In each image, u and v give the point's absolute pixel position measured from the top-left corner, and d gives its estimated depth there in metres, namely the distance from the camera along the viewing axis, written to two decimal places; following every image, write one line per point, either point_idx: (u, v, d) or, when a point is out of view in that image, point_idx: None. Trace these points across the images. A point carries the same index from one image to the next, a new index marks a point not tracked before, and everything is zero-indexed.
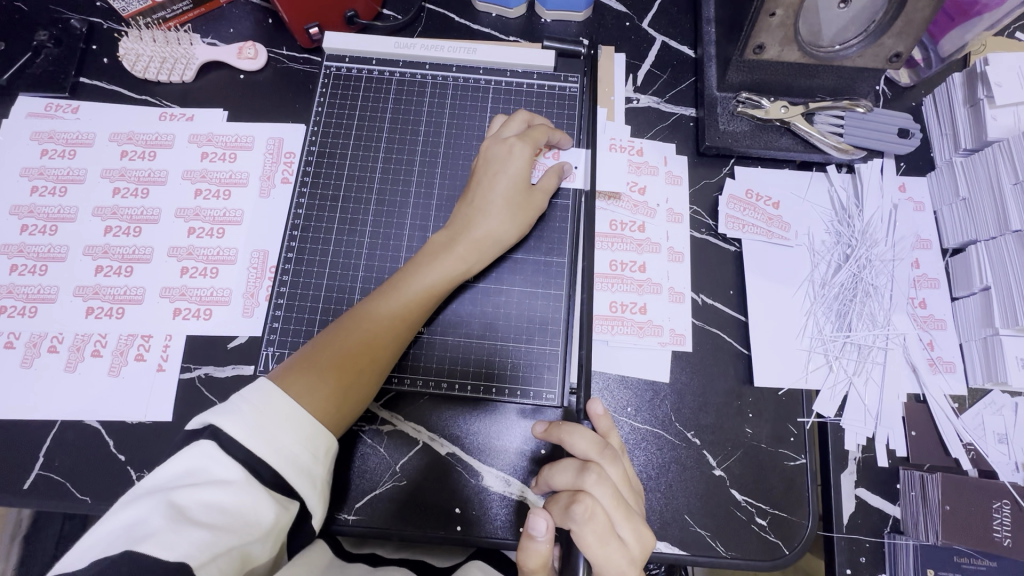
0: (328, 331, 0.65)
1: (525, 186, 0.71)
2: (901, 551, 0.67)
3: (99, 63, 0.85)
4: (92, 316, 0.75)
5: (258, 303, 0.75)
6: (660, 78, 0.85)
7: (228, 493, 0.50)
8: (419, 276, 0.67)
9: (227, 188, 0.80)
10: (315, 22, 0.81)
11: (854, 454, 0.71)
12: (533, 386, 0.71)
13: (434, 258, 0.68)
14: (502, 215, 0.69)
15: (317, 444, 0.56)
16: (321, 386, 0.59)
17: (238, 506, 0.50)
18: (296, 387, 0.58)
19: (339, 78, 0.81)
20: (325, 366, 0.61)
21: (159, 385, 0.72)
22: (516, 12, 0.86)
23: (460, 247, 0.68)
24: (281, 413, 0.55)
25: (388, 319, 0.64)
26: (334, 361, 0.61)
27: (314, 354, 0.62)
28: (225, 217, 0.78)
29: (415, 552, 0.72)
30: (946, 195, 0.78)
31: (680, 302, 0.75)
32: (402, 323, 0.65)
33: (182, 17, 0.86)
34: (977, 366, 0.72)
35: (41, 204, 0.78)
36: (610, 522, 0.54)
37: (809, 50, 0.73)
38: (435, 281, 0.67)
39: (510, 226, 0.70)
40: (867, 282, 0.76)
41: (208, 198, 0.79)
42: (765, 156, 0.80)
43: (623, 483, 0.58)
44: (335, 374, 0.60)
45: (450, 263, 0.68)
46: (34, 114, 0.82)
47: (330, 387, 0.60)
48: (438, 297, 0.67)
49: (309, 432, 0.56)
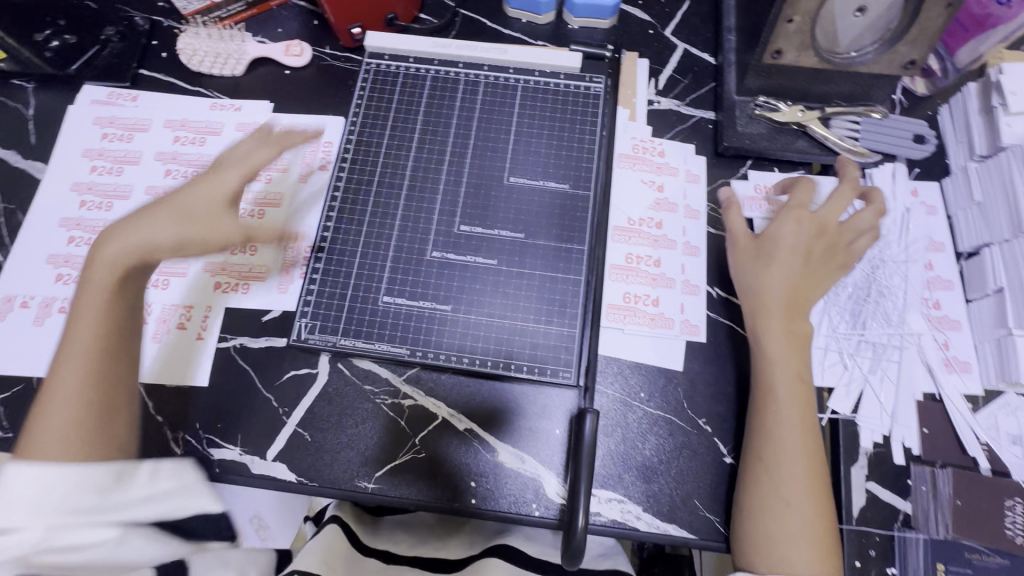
0: (42, 396, 0.64)
1: (223, 163, 0.70)
2: (910, 545, 0.68)
3: (158, 57, 0.92)
4: None
5: (293, 280, 0.79)
6: (682, 83, 0.89)
7: (40, 539, 0.51)
8: (91, 309, 0.65)
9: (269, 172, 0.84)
10: (358, 22, 0.87)
11: (867, 449, 0.72)
12: (551, 365, 0.73)
13: (100, 305, 0.65)
14: (179, 217, 0.66)
15: (103, 477, 0.56)
16: (60, 446, 0.59)
17: (77, 537, 0.52)
18: (43, 458, 0.58)
19: (378, 74, 0.86)
20: (58, 421, 0.61)
21: (199, 353, 0.76)
22: (545, 18, 0.92)
23: (139, 263, 0.66)
24: (37, 488, 0.54)
25: (77, 361, 0.64)
26: (61, 415, 0.62)
27: (50, 416, 0.62)
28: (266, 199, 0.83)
29: (425, 551, 0.79)
30: (960, 199, 0.80)
31: (693, 294, 0.78)
32: (106, 340, 0.65)
33: (236, 17, 0.93)
34: (991, 367, 0.73)
35: (99, 182, 0.85)
36: (773, 261, 0.73)
37: (826, 57, 0.77)
38: (105, 313, 0.65)
39: (187, 215, 0.66)
40: (881, 282, 0.78)
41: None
42: (783, 158, 0.83)
43: (813, 276, 0.73)
44: (74, 427, 0.61)
45: (102, 297, 0.65)
46: (97, 101, 0.89)
47: (70, 437, 0.61)
48: (123, 316, 0.66)
49: (93, 475, 0.56)
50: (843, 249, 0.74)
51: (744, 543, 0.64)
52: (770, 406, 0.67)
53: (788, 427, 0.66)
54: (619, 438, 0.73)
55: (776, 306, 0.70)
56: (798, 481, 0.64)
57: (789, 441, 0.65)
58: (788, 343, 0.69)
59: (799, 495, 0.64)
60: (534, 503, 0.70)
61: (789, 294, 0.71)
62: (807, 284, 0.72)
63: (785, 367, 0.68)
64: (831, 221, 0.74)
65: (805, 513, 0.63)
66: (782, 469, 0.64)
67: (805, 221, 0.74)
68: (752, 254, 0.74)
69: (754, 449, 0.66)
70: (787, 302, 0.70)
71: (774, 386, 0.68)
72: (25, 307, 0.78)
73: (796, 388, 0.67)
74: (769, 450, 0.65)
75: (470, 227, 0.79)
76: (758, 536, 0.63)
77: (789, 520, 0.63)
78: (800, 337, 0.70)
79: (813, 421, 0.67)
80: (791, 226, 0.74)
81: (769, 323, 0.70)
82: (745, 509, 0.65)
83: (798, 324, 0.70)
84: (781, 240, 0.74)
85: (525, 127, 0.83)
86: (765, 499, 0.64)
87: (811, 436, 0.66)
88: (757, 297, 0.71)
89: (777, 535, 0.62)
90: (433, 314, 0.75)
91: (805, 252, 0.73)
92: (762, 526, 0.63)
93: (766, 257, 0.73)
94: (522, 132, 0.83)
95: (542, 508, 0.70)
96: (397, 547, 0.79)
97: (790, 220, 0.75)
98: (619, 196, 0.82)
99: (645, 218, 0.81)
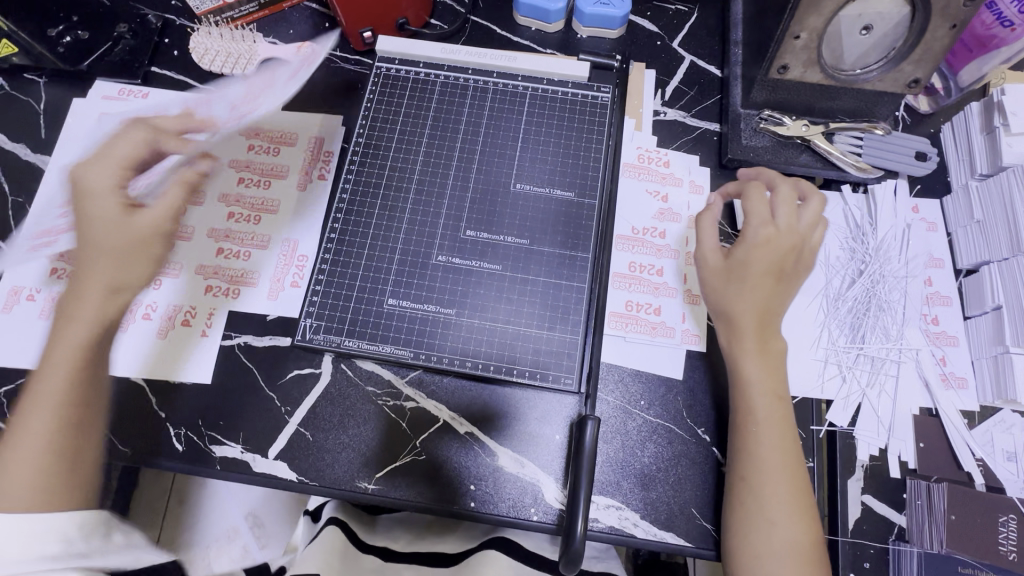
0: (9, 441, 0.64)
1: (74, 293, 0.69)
2: (904, 558, 0.68)
3: (169, 55, 0.93)
4: None
5: (282, 288, 0.80)
6: (688, 94, 0.90)
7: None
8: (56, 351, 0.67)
9: (264, 177, 0.84)
10: (369, 26, 0.88)
11: (863, 462, 0.73)
12: (552, 372, 0.74)
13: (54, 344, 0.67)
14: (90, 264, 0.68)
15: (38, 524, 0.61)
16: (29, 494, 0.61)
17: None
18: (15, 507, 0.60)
19: (388, 78, 0.87)
20: (36, 470, 0.62)
21: (201, 350, 0.77)
22: (555, 26, 0.93)
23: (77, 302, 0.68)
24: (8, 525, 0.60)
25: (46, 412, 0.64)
26: (47, 466, 0.63)
27: (34, 462, 0.62)
28: (262, 207, 0.83)
29: (424, 545, 0.80)
30: (961, 217, 0.81)
31: (695, 304, 0.78)
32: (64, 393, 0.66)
33: (248, 18, 0.94)
34: (987, 384, 0.74)
35: None
36: (746, 286, 0.71)
37: (831, 73, 0.78)
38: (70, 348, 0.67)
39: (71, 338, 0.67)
40: (880, 297, 0.78)
41: (248, 187, 0.84)
42: (786, 172, 0.84)
43: (785, 294, 0.72)
44: (49, 477, 0.62)
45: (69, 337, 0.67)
46: (108, 97, 0.89)
47: (50, 486, 0.62)
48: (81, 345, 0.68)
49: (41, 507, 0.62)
50: (803, 257, 0.72)
51: (734, 561, 0.64)
52: (749, 427, 0.67)
53: (768, 448, 0.66)
54: (618, 445, 0.73)
55: (750, 328, 0.70)
56: (784, 501, 0.64)
57: (770, 462, 0.65)
58: (762, 363, 0.69)
59: (784, 515, 0.64)
60: (533, 507, 0.71)
61: (762, 316, 0.70)
62: (774, 301, 0.71)
63: (763, 389, 0.68)
64: (796, 232, 0.72)
65: (793, 532, 0.63)
66: (765, 489, 0.64)
67: (770, 241, 0.71)
68: (723, 276, 0.72)
69: (738, 469, 0.67)
70: (760, 326, 0.70)
71: (754, 408, 0.68)
72: (31, 300, 0.79)
73: (773, 410, 0.68)
74: (752, 470, 0.66)
75: (476, 233, 0.79)
76: (745, 555, 0.63)
77: (775, 538, 0.63)
78: (776, 358, 0.70)
79: (792, 437, 0.68)
80: (761, 245, 0.71)
81: (744, 345, 0.70)
82: (734, 529, 0.65)
83: (771, 342, 0.70)
84: (751, 263, 0.71)
85: (533, 133, 0.84)
86: (751, 519, 0.64)
87: (793, 456, 0.66)
88: (731, 320, 0.71)
89: (764, 555, 0.62)
90: (437, 317, 0.76)
91: (774, 272, 0.71)
92: (750, 544, 0.64)
93: (737, 280, 0.71)
94: (530, 139, 0.84)
95: (540, 512, 0.70)
96: (394, 543, 0.80)
97: (755, 241, 0.71)
98: (624, 205, 0.83)
99: (648, 230, 0.82)
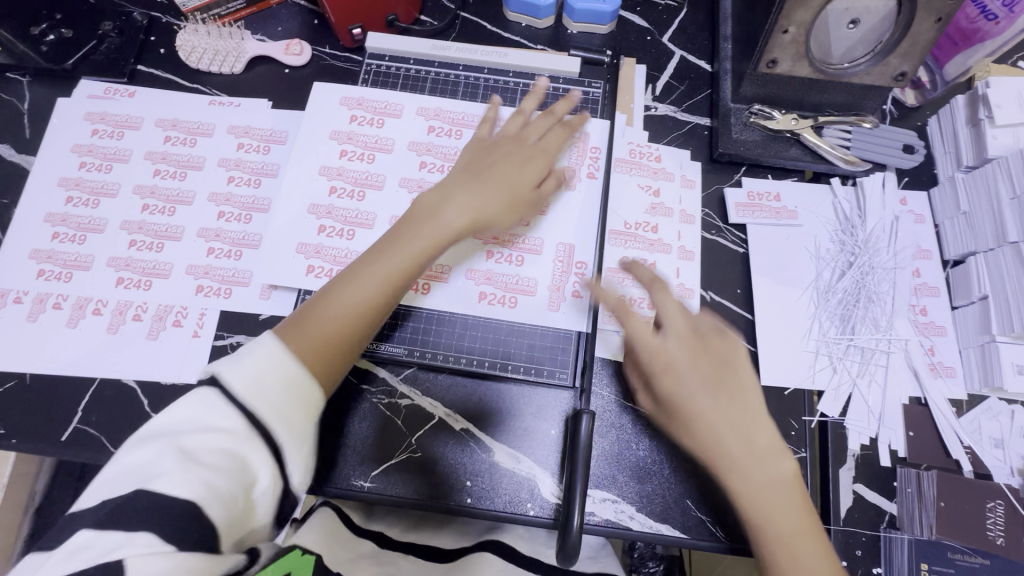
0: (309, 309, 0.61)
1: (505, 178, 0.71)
2: (895, 546, 0.69)
3: (155, 53, 0.92)
4: (121, 286, 0.79)
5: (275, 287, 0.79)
6: (678, 89, 0.90)
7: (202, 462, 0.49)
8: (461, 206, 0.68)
9: (362, 189, 0.80)
10: (358, 23, 0.88)
11: (854, 451, 0.74)
12: (548, 366, 0.75)
13: (462, 198, 0.69)
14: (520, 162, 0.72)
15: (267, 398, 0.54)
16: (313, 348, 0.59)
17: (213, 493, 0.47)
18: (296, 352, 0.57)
19: (378, 74, 0.87)
20: (325, 325, 0.60)
21: (193, 350, 0.76)
22: (545, 22, 0.92)
23: (451, 209, 0.68)
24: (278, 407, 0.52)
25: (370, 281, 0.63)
26: (325, 336, 0.59)
27: (322, 323, 0.60)
28: (357, 219, 0.79)
29: (420, 540, 0.80)
30: (947, 208, 0.82)
31: (687, 298, 0.79)
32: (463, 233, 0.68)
33: (235, 15, 0.93)
34: (975, 373, 0.75)
35: (87, 177, 0.84)
36: (675, 389, 0.61)
37: (819, 67, 0.79)
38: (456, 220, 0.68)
39: (481, 209, 0.69)
40: (869, 288, 0.79)
41: (342, 197, 0.80)
42: (775, 165, 0.85)
43: (726, 373, 0.61)
44: (328, 338, 0.60)
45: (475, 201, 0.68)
46: (93, 96, 0.88)
47: (327, 346, 0.59)
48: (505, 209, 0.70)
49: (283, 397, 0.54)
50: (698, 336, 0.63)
51: None
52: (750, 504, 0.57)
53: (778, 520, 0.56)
54: (613, 438, 0.74)
55: (708, 421, 0.59)
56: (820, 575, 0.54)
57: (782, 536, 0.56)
58: (733, 440, 0.59)
59: None
60: (529, 502, 0.71)
61: (719, 403, 0.60)
62: (716, 390, 0.60)
63: (746, 460, 0.58)
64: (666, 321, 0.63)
65: None
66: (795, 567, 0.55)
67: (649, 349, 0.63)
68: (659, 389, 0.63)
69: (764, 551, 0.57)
70: (720, 415, 0.59)
71: (743, 488, 0.58)
72: (18, 302, 0.78)
73: (767, 477, 0.58)
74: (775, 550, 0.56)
75: None
76: None
77: None
78: (754, 428, 0.60)
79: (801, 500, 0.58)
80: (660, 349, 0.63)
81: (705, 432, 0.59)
82: None
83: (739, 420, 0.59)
84: (669, 371, 0.62)
85: None
86: None
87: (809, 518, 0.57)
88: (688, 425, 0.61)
89: None
90: (432, 315, 0.77)
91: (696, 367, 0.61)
92: None
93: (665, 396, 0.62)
94: None
95: (537, 507, 0.71)
96: (393, 529, 0.79)
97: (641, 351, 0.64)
98: (616, 201, 0.83)
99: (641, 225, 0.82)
